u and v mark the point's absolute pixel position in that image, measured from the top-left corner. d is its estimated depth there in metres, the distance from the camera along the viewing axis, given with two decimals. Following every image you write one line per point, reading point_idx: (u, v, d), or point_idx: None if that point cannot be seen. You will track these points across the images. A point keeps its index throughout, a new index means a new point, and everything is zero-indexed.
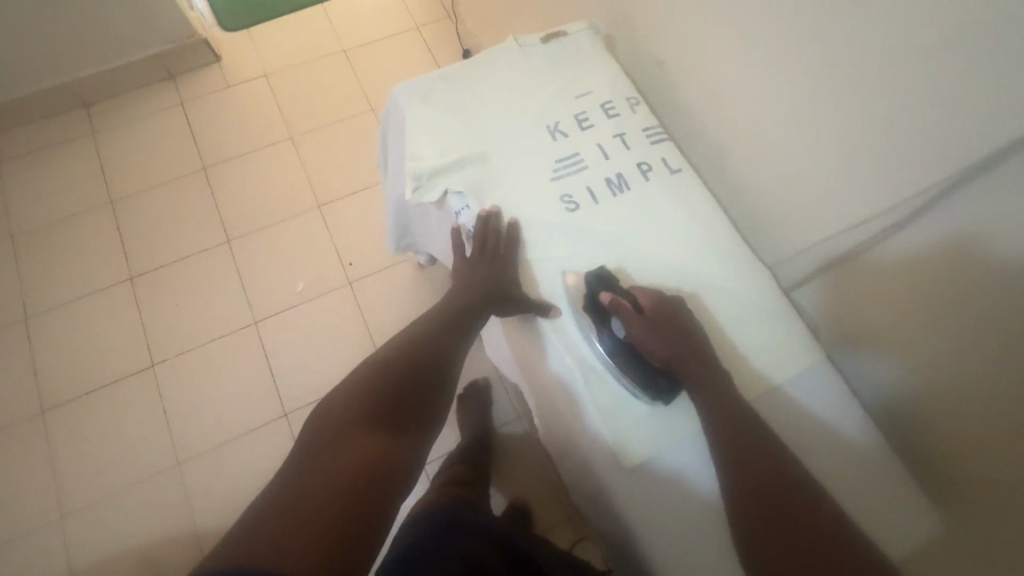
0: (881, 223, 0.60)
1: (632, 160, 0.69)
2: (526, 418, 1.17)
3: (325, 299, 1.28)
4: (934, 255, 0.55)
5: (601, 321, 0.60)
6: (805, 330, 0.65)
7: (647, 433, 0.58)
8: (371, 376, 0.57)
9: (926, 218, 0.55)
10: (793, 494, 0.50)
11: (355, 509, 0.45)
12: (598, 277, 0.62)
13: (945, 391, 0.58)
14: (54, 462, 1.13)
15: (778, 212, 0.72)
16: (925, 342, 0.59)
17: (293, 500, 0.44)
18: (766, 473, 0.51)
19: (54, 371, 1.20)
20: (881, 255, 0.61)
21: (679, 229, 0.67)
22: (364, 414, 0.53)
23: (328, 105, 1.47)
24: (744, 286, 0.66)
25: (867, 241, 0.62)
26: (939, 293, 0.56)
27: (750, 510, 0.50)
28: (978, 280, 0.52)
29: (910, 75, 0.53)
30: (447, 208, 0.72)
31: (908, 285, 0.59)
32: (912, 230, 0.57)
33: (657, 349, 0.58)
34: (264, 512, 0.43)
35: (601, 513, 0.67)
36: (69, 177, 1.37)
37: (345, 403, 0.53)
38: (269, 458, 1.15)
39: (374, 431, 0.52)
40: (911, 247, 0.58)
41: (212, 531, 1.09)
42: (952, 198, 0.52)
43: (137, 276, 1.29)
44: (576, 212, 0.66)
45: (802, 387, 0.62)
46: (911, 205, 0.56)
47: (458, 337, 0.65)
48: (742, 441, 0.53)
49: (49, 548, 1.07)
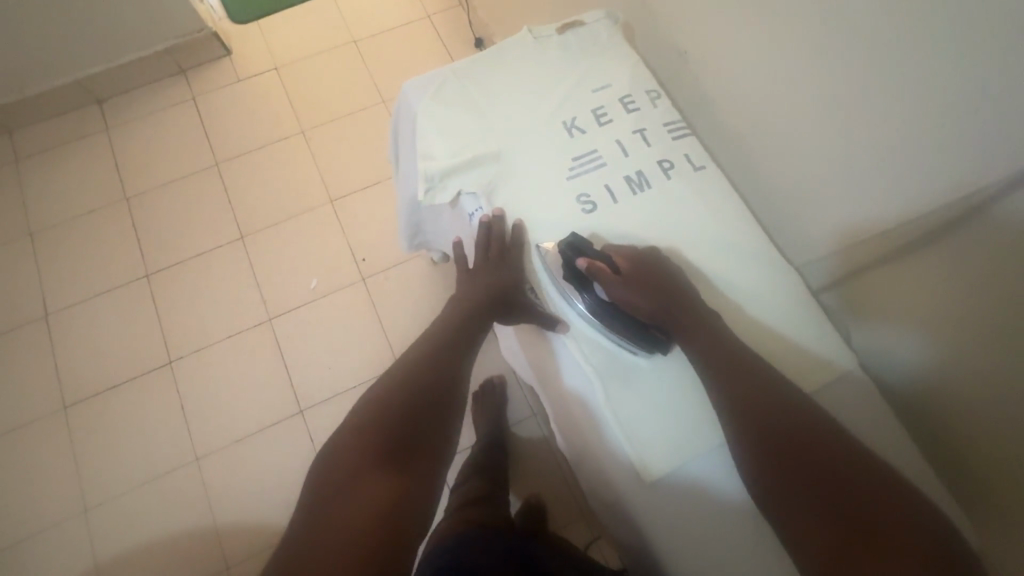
0: (918, 228, 0.55)
1: (653, 157, 0.66)
2: (541, 418, 1.16)
3: (339, 295, 1.27)
4: (977, 268, 0.51)
5: (583, 288, 0.59)
6: (837, 338, 0.61)
7: (666, 440, 0.56)
8: (383, 398, 0.55)
9: (967, 224, 0.51)
10: (836, 476, 0.46)
11: (372, 550, 0.44)
12: (569, 244, 0.60)
13: (979, 403, 0.54)
14: (76, 458, 1.15)
15: (804, 210, 0.68)
16: (957, 354, 0.55)
17: (308, 551, 0.43)
18: (805, 462, 0.47)
19: (74, 368, 1.22)
20: (920, 257, 0.57)
21: (703, 229, 0.64)
22: (375, 439, 0.51)
23: (339, 98, 1.45)
24: (771, 290, 0.63)
25: (906, 246, 0.58)
26: (976, 301, 0.52)
27: (788, 498, 0.47)
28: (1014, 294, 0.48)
29: (945, 72, 0.48)
30: (461, 210, 0.71)
31: (948, 289, 0.54)
32: (954, 237, 0.53)
33: (643, 307, 0.57)
34: (281, 566, 0.43)
35: (620, 521, 0.66)
36: (85, 174, 1.38)
37: (354, 434, 0.52)
38: (284, 455, 1.15)
39: (391, 461, 0.50)
40: (951, 250, 0.54)
41: (229, 527, 1.10)
42: (995, 205, 0.48)
43: (153, 273, 1.29)
44: (593, 212, 0.63)
45: (831, 398, 0.59)
46: (950, 209, 0.52)
47: (469, 346, 0.64)
48: (767, 416, 0.50)
49: (74, 542, 1.09)
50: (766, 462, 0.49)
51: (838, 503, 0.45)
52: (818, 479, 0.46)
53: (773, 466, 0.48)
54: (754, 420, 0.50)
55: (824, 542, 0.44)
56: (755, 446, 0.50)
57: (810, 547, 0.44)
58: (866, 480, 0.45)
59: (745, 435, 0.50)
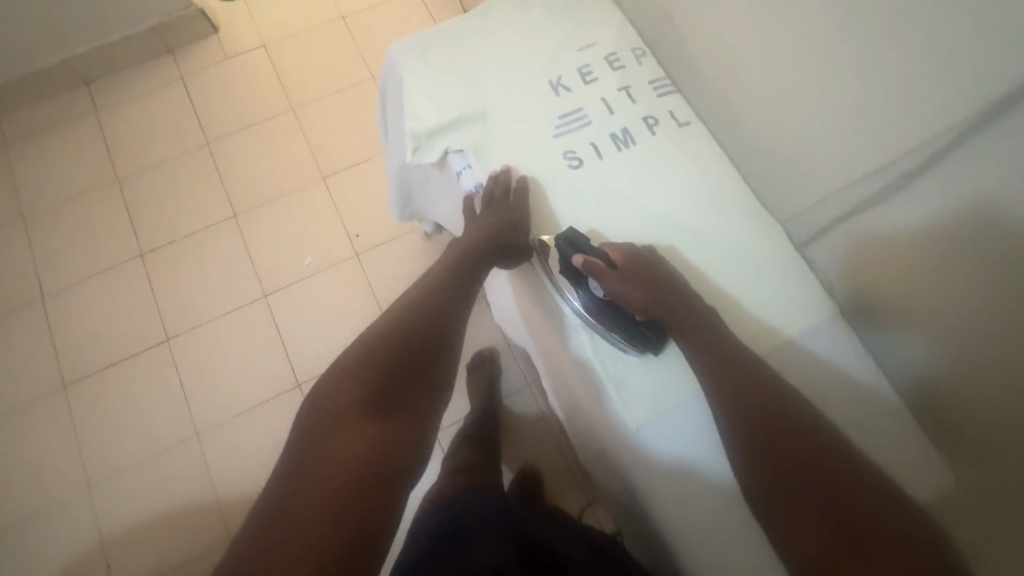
0: (886, 178, 0.55)
1: (638, 114, 0.67)
2: (537, 389, 1.18)
3: (334, 271, 1.28)
4: (942, 221, 0.50)
5: (579, 284, 0.60)
6: (817, 289, 0.62)
7: (657, 412, 0.57)
8: (373, 351, 0.54)
9: (931, 171, 0.51)
10: (817, 464, 0.48)
11: (363, 495, 0.46)
12: (565, 238, 0.60)
13: (952, 349, 0.53)
14: (76, 436, 1.16)
15: (780, 166, 0.68)
16: (926, 306, 0.55)
17: (300, 488, 0.46)
18: (788, 450, 0.49)
19: (71, 348, 1.22)
20: (891, 207, 0.56)
21: (688, 185, 0.65)
22: (369, 387, 0.52)
23: (329, 75, 1.45)
24: (754, 243, 0.64)
25: (872, 197, 0.57)
26: (945, 246, 0.51)
27: (772, 488, 0.49)
28: (978, 237, 0.47)
29: (911, 18, 0.48)
30: (448, 169, 0.70)
31: (917, 234, 0.53)
32: (918, 185, 0.52)
33: (637, 301, 0.58)
34: (275, 499, 0.46)
35: (609, 471, 0.68)
36: (75, 156, 1.37)
37: (347, 378, 0.53)
38: (283, 428, 1.17)
39: (381, 419, 0.51)
40: (921, 197, 0.52)
41: (229, 498, 1.12)
42: (955, 154, 0.48)
43: (147, 253, 1.30)
44: (580, 168, 0.64)
45: (804, 346, 0.61)
46: (916, 156, 0.51)
47: (464, 295, 0.63)
48: (744, 388, 0.53)
49: (78, 517, 1.11)
50: (769, 468, 0.49)
51: (819, 492, 0.47)
52: (800, 469, 0.48)
53: (758, 455, 0.50)
54: (757, 425, 0.51)
55: (808, 531, 0.46)
56: (740, 434, 0.51)
57: (794, 536, 0.47)
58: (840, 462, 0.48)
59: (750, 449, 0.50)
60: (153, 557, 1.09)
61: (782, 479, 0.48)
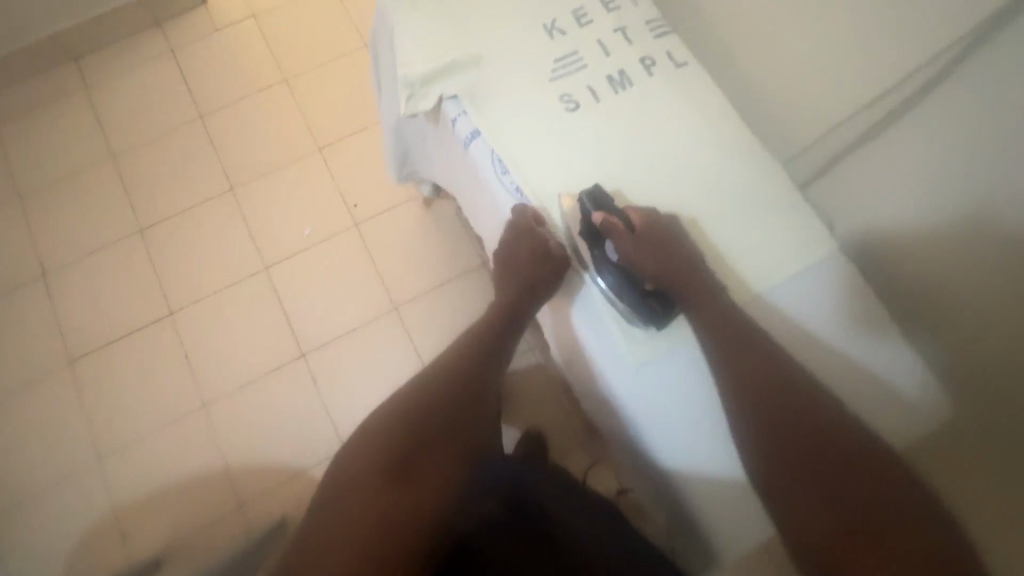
0: (903, 93, 0.57)
1: (635, 56, 0.65)
2: (536, 348, 1.17)
3: (333, 243, 1.27)
4: (956, 127, 0.52)
5: (597, 244, 0.58)
6: (820, 224, 0.62)
7: (668, 393, 0.57)
8: (403, 409, 0.63)
9: (947, 80, 0.53)
10: (845, 458, 0.49)
11: (374, 545, 0.56)
12: (590, 195, 0.59)
13: (948, 267, 0.54)
14: (86, 409, 1.18)
15: (788, 102, 0.70)
16: (923, 226, 0.57)
17: (329, 524, 0.57)
18: (810, 439, 0.50)
19: (76, 324, 1.23)
20: (905, 123, 0.58)
21: (686, 127, 0.64)
22: (395, 443, 0.61)
23: (319, 45, 1.42)
24: (753, 184, 0.63)
25: (885, 119, 0.60)
26: (954, 149, 0.53)
27: (796, 483, 0.49)
28: (986, 135, 0.49)
29: None
30: (443, 119, 0.69)
31: (929, 144, 0.55)
32: (931, 101, 0.55)
33: (650, 269, 0.57)
34: (313, 525, 0.59)
35: (610, 422, 0.68)
36: (68, 133, 1.36)
37: (380, 431, 0.62)
38: (290, 397, 1.18)
39: (395, 477, 0.59)
40: (936, 106, 0.55)
41: (240, 465, 1.14)
42: (976, 55, 0.50)
43: (147, 228, 1.30)
44: (577, 111, 0.63)
45: (794, 288, 0.60)
46: (929, 70, 0.54)
47: (492, 354, 0.67)
48: (748, 350, 0.54)
49: (92, 486, 1.13)
50: (795, 457, 0.50)
51: (842, 487, 0.48)
52: (826, 462, 0.49)
53: (782, 442, 0.51)
54: (769, 395, 0.52)
55: (828, 527, 0.47)
56: (764, 420, 0.52)
57: (814, 530, 0.48)
58: (857, 446, 0.49)
59: (771, 439, 0.51)
60: (167, 523, 1.11)
61: (806, 475, 0.49)
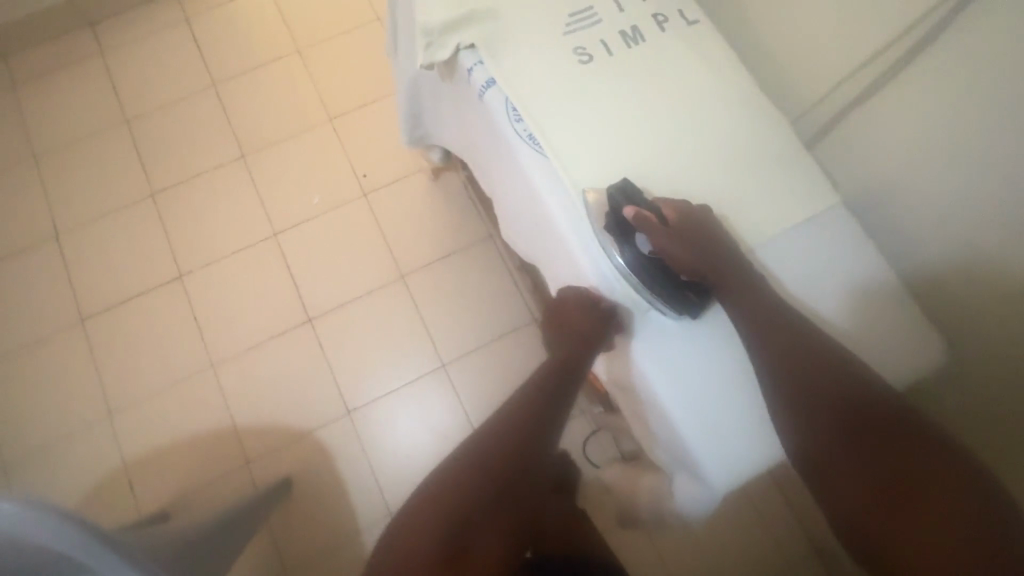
0: (909, 44, 0.59)
1: (647, 12, 0.68)
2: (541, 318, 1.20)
3: (344, 211, 1.29)
4: (964, 73, 0.56)
5: (626, 239, 0.58)
6: (824, 179, 0.64)
7: (709, 387, 0.59)
8: (470, 449, 0.58)
9: (953, 27, 0.56)
10: (870, 425, 0.49)
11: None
12: (620, 189, 0.59)
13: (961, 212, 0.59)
14: (96, 366, 1.20)
15: (796, 66, 0.73)
16: (938, 176, 0.60)
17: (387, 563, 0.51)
18: (833, 411, 0.51)
19: (87, 284, 1.25)
20: (913, 73, 0.61)
21: (698, 84, 0.65)
22: (460, 483, 0.55)
23: (332, 16, 1.43)
24: (759, 140, 0.64)
25: (887, 74, 0.63)
26: (964, 95, 0.56)
27: (820, 455, 0.50)
28: (991, 77, 0.53)
29: None
30: (460, 70, 0.70)
31: (937, 93, 0.59)
32: (938, 47, 0.58)
33: (685, 261, 0.57)
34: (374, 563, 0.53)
35: (612, 378, 0.69)
36: (82, 98, 1.38)
37: (448, 470, 0.57)
38: (298, 359, 1.21)
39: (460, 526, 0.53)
40: (944, 54, 0.57)
41: (246, 423, 1.17)
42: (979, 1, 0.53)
43: (159, 192, 1.31)
44: (590, 64, 0.65)
45: (796, 241, 0.62)
46: (932, 20, 0.57)
47: (557, 399, 0.63)
48: (760, 302, 0.56)
49: (101, 441, 1.16)
50: (818, 426, 0.51)
51: (871, 456, 0.48)
52: (852, 433, 0.49)
53: (802, 415, 0.52)
54: (785, 353, 0.54)
55: (858, 500, 0.47)
56: (785, 391, 0.53)
57: (846, 504, 0.48)
58: (881, 411, 0.50)
59: (793, 412, 0.52)
60: (175, 477, 1.14)
61: (833, 445, 0.50)
